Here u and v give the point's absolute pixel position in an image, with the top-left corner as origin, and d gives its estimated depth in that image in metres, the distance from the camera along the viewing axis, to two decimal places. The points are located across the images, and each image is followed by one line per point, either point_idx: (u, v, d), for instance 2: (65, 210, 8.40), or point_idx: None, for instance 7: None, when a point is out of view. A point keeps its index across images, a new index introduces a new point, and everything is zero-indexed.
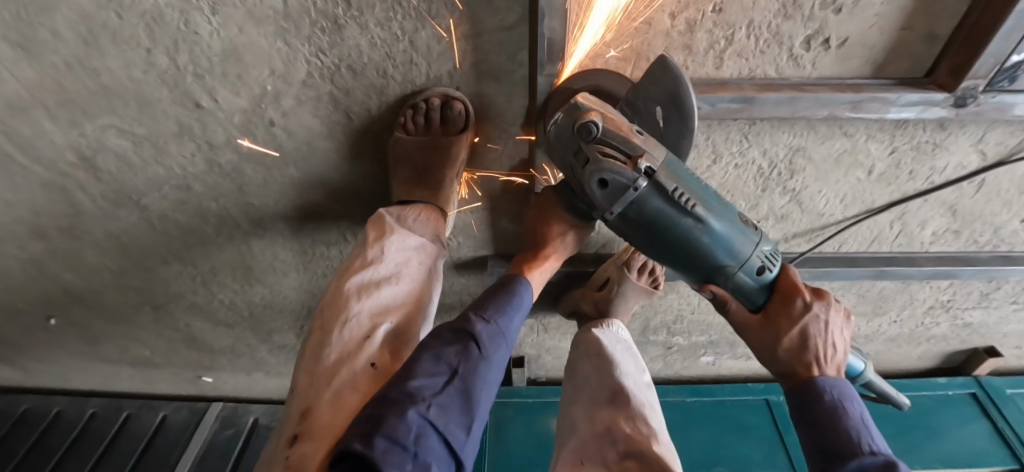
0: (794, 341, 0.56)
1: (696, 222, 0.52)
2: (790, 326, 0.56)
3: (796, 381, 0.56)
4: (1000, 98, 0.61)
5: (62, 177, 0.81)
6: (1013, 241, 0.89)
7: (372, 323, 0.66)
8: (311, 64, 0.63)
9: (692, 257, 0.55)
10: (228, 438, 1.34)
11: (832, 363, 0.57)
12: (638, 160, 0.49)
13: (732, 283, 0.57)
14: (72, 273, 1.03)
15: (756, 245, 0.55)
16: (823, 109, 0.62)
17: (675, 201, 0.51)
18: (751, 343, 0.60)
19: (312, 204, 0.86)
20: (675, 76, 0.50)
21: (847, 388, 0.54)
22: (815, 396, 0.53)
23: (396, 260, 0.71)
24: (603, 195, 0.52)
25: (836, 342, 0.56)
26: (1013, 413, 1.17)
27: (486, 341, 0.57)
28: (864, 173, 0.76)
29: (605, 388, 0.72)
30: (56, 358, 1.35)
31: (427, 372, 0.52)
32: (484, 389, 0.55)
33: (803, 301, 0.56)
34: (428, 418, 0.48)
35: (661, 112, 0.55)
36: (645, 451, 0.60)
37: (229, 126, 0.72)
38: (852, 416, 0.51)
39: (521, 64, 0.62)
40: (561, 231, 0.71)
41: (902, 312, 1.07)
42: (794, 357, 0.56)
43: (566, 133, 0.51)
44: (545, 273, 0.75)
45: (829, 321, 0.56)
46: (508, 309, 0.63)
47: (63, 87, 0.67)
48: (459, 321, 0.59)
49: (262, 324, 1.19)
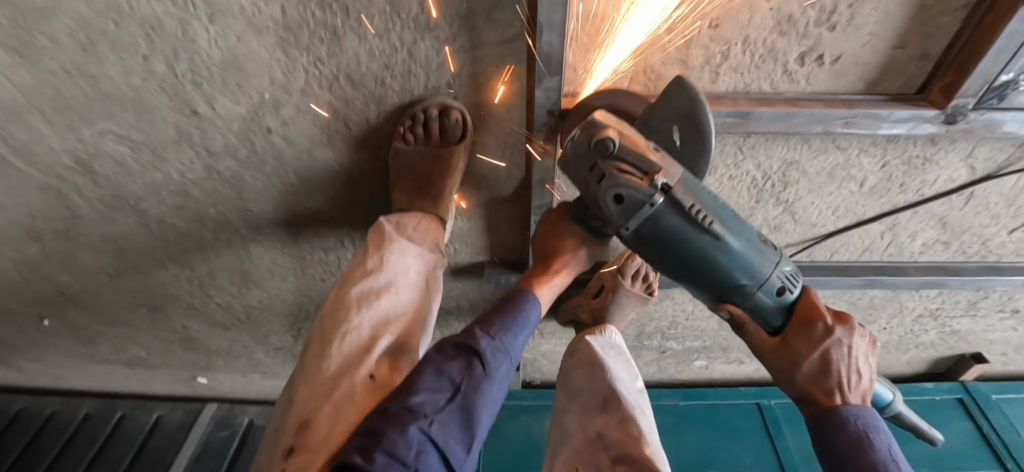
0: (815, 365, 0.55)
1: (713, 239, 0.53)
2: (810, 349, 0.55)
3: (816, 408, 0.55)
4: (989, 116, 0.62)
5: (59, 181, 0.81)
6: (1001, 252, 0.90)
7: (373, 335, 0.66)
8: (310, 73, 0.63)
9: (710, 275, 0.55)
10: (223, 438, 1.34)
11: (858, 390, 0.55)
12: (655, 176, 0.50)
13: (749, 302, 0.57)
14: (67, 276, 1.03)
15: (776, 265, 0.56)
16: (816, 125, 0.63)
17: (693, 218, 0.52)
18: (769, 367, 0.59)
19: (310, 210, 0.86)
20: (693, 97, 0.50)
21: (872, 418, 0.52)
22: (837, 425, 0.52)
23: (396, 268, 0.71)
24: (618, 211, 0.53)
25: (860, 368, 0.54)
26: (999, 419, 1.19)
27: (489, 358, 0.58)
28: (856, 186, 0.77)
29: (596, 395, 0.73)
30: (50, 358, 1.34)
31: (428, 387, 0.52)
32: (485, 407, 0.55)
33: (824, 325, 0.55)
34: (429, 435, 0.49)
35: (677, 131, 0.54)
36: (635, 455, 0.61)
37: (227, 133, 0.72)
38: (880, 449, 0.50)
39: (519, 76, 0.63)
40: (573, 246, 0.72)
41: (892, 320, 1.08)
42: (814, 383, 0.55)
43: (582, 149, 0.52)
44: (556, 287, 0.75)
45: (853, 346, 0.54)
46: (513, 326, 0.63)
47: (61, 94, 0.67)
48: (464, 335, 0.60)
49: (258, 327, 1.19)
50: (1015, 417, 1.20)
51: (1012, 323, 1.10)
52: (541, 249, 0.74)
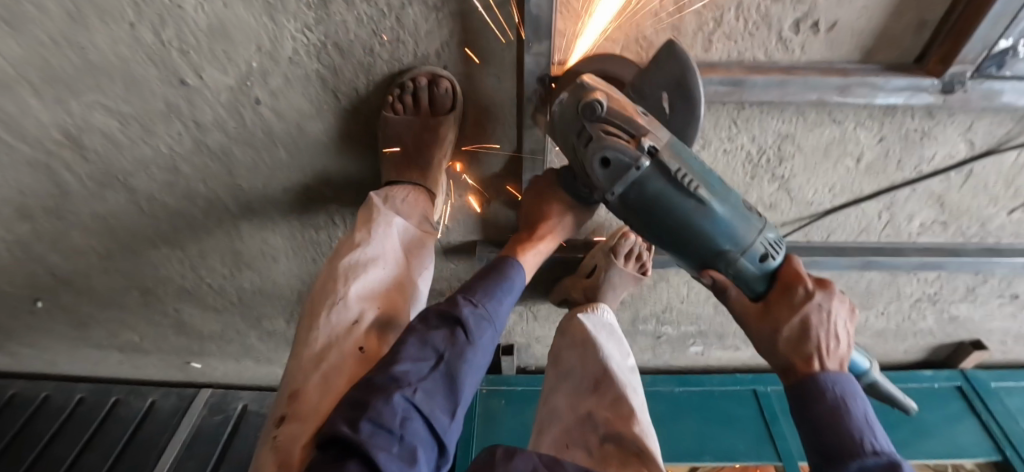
0: (794, 330, 0.52)
1: (699, 203, 0.52)
2: (791, 314, 0.52)
3: (795, 377, 0.52)
4: (988, 84, 0.60)
5: (47, 155, 0.80)
6: (1000, 233, 0.89)
7: (360, 308, 0.65)
8: (298, 40, 0.62)
9: (692, 240, 0.55)
10: (217, 424, 1.34)
11: (835, 356, 0.52)
12: (641, 139, 0.50)
13: (734, 268, 0.56)
14: (58, 256, 1.02)
15: (759, 231, 0.55)
16: (812, 93, 0.62)
17: (678, 182, 0.51)
18: (750, 336, 0.57)
19: (301, 188, 0.85)
20: (683, 63, 0.50)
21: (850, 385, 0.49)
22: (816, 394, 0.49)
23: (384, 243, 0.70)
24: (604, 174, 0.53)
25: (839, 333, 0.51)
26: (998, 407, 1.17)
27: (473, 326, 0.56)
28: (853, 162, 0.76)
29: (587, 376, 0.73)
30: (42, 342, 1.33)
31: (412, 357, 0.52)
32: (470, 375, 0.55)
33: (803, 290, 0.53)
34: (414, 402, 0.48)
35: (667, 99, 0.55)
36: (623, 434, 0.61)
37: (216, 105, 0.71)
38: (855, 414, 0.46)
39: (510, 43, 0.61)
40: (558, 212, 0.71)
41: (890, 305, 1.07)
42: (794, 349, 0.52)
43: (570, 111, 0.51)
44: (540, 255, 0.74)
45: (833, 310, 0.52)
46: (496, 291, 0.62)
47: (48, 64, 0.66)
48: (447, 303, 0.58)
49: (251, 310, 1.18)
50: (1015, 406, 1.18)
51: (1011, 309, 1.08)
52: (527, 218, 0.74)
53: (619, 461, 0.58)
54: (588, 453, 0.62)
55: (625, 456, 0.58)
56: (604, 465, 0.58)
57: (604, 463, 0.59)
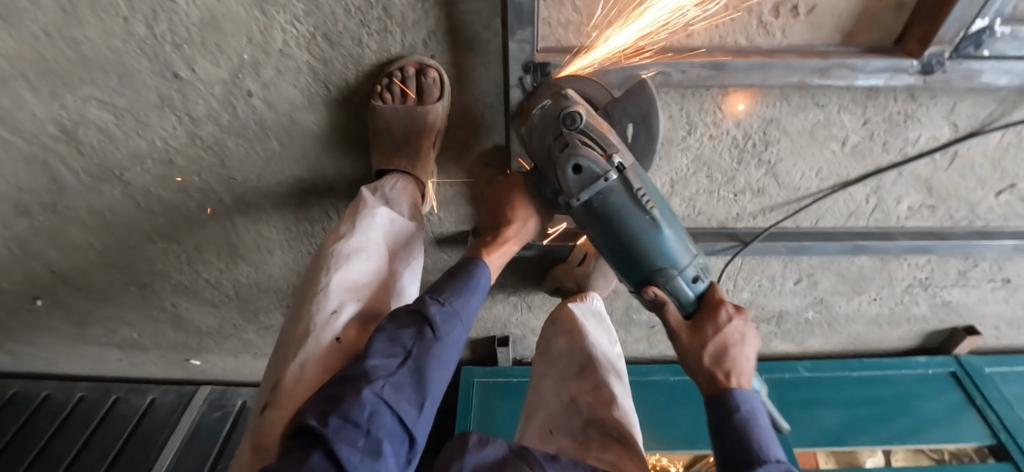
0: (715, 346, 0.56)
1: (652, 223, 0.56)
2: (713, 331, 0.57)
3: (714, 389, 0.54)
4: (967, 65, 0.61)
5: (44, 150, 0.81)
6: (988, 216, 0.90)
7: (340, 298, 0.65)
8: (288, 32, 0.63)
9: (638, 255, 0.58)
10: (216, 420, 1.35)
11: (745, 375, 0.56)
12: (613, 154, 0.53)
13: (671, 286, 0.60)
14: (57, 252, 1.03)
15: (694, 256, 0.61)
16: (792, 76, 0.63)
17: (637, 198, 0.55)
18: (678, 352, 0.59)
19: (294, 180, 0.86)
20: (647, 99, 0.58)
21: (754, 401, 0.52)
22: (730, 405, 0.51)
23: (366, 233, 0.70)
24: (574, 180, 0.54)
25: (749, 353, 0.57)
26: (993, 393, 1.17)
27: (440, 324, 0.56)
28: (838, 145, 0.77)
29: (572, 361, 0.74)
30: (43, 341, 1.35)
31: (381, 352, 0.52)
32: (437, 370, 0.55)
33: (726, 312, 0.59)
34: (382, 396, 0.48)
35: (632, 130, 0.60)
36: (606, 419, 0.61)
37: (209, 98, 0.72)
38: (759, 428, 0.49)
39: (495, 32, 0.62)
40: (524, 216, 0.70)
41: (882, 291, 1.07)
42: (714, 364, 0.55)
43: (550, 118, 0.55)
44: (505, 255, 0.71)
45: (745, 334, 0.58)
46: (466, 291, 0.61)
47: (43, 58, 0.67)
48: (415, 302, 0.58)
49: (248, 305, 1.19)
50: (1010, 393, 1.18)
51: (1003, 293, 1.09)
52: (492, 223, 0.71)
53: (599, 444, 0.59)
54: (572, 437, 0.62)
55: (605, 441, 0.59)
56: (585, 449, 0.59)
57: (586, 447, 0.59)
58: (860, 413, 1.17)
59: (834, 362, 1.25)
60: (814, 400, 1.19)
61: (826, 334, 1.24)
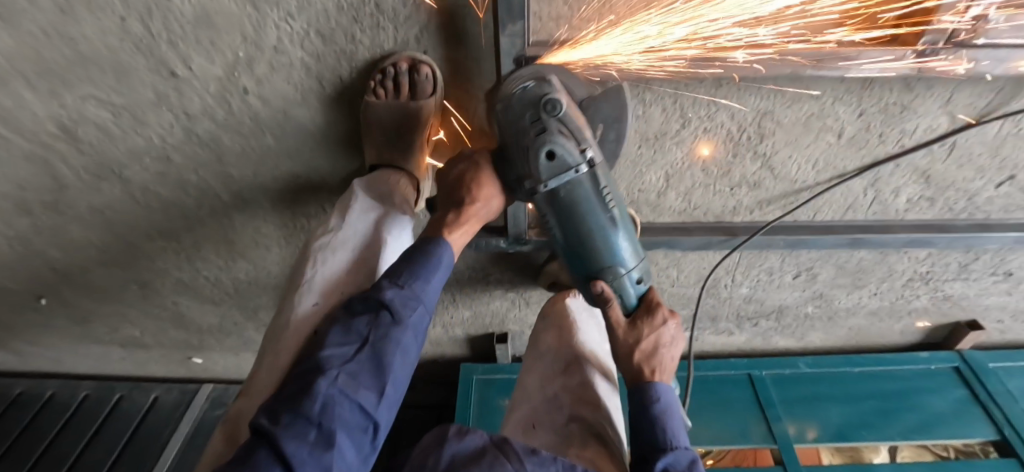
0: (648, 345, 0.62)
1: (611, 222, 0.58)
2: (650, 332, 0.62)
3: (638, 382, 0.60)
4: (963, 54, 0.60)
5: (44, 149, 0.82)
6: (989, 208, 0.89)
7: (321, 291, 0.67)
8: (282, 29, 0.64)
9: (591, 250, 0.60)
10: (217, 417, 1.36)
11: (665, 370, 0.62)
12: (586, 148, 0.53)
13: (618, 283, 0.62)
14: (59, 251, 1.05)
15: (641, 260, 0.64)
16: (786, 68, 0.62)
17: (602, 196, 0.56)
18: (613, 345, 0.64)
19: (289, 176, 0.87)
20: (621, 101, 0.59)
21: (670, 393, 0.58)
22: (648, 399, 0.57)
23: (351, 227, 0.71)
24: (545, 167, 0.52)
25: (672, 352, 0.63)
26: (997, 388, 1.16)
27: (398, 308, 0.54)
28: (834, 137, 0.76)
29: (559, 358, 0.73)
30: (48, 340, 1.36)
31: (336, 343, 0.52)
32: (398, 354, 0.53)
33: (663, 314, 0.63)
34: (337, 387, 0.48)
35: (602, 131, 0.62)
36: (588, 417, 0.62)
37: (204, 95, 0.73)
38: (671, 420, 0.55)
39: (486, 25, 0.62)
40: (489, 195, 0.63)
41: (882, 285, 1.07)
42: (644, 361, 0.61)
43: (531, 99, 0.52)
44: (465, 234, 0.66)
45: (674, 335, 0.64)
46: (424, 272, 0.58)
47: (41, 57, 0.68)
48: (373, 289, 0.56)
49: (248, 302, 1.20)
50: (1015, 387, 1.17)
51: (1006, 286, 1.08)
52: (450, 196, 0.64)
53: (579, 440, 0.58)
54: (554, 431, 0.61)
55: (587, 437, 0.58)
56: (566, 445, 0.58)
57: (567, 442, 0.58)
58: (862, 409, 1.16)
59: (834, 358, 1.25)
60: (815, 395, 1.18)
61: (826, 329, 1.24)
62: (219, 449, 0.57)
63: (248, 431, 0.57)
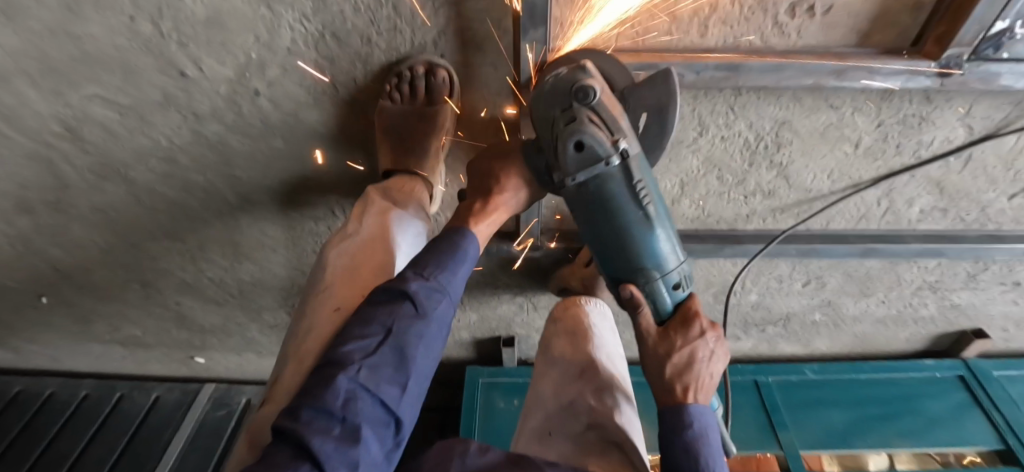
0: (683, 358, 0.56)
1: (644, 219, 0.55)
2: (683, 344, 0.57)
3: (670, 402, 0.55)
4: (985, 68, 0.60)
5: (48, 148, 0.81)
6: (1001, 219, 0.89)
7: (341, 293, 0.64)
8: (296, 30, 0.62)
9: (620, 251, 0.57)
10: (220, 418, 1.35)
11: (704, 391, 0.56)
12: (618, 139, 0.50)
13: (650, 288, 0.59)
14: (60, 250, 1.03)
15: (680, 263, 0.60)
16: (806, 78, 0.62)
17: (635, 191, 0.53)
18: (643, 355, 0.60)
19: (298, 179, 0.85)
20: (669, 89, 0.53)
21: (707, 417, 0.54)
22: (682, 424, 0.52)
23: (369, 230, 0.69)
24: (573, 158, 0.52)
25: (712, 371, 0.57)
26: (1000, 395, 1.17)
27: (422, 300, 0.52)
28: (851, 147, 0.76)
29: (574, 364, 0.72)
30: (47, 338, 1.35)
31: (357, 335, 0.49)
32: (420, 347, 0.50)
33: (700, 326, 0.58)
34: (359, 382, 0.45)
35: (645, 119, 0.57)
36: (605, 423, 0.61)
37: (214, 96, 0.71)
38: (706, 449, 0.51)
39: (506, 30, 0.61)
40: (515, 187, 0.63)
41: (890, 293, 1.07)
42: (675, 376, 0.55)
43: (563, 86, 0.50)
44: (493, 223, 0.66)
45: (715, 351, 0.58)
46: (450, 263, 0.56)
47: (46, 56, 0.66)
48: (395, 279, 0.53)
49: (252, 303, 1.19)
50: (1017, 394, 1.18)
51: (1013, 295, 1.08)
52: (479, 186, 0.64)
53: (597, 449, 0.59)
54: (571, 440, 0.63)
55: (604, 446, 0.60)
56: (584, 455, 0.59)
57: (583, 451, 0.60)
58: (868, 414, 1.17)
59: (840, 364, 1.25)
60: (820, 401, 1.19)
61: (832, 335, 1.24)
62: (244, 456, 0.54)
63: (269, 436, 0.54)
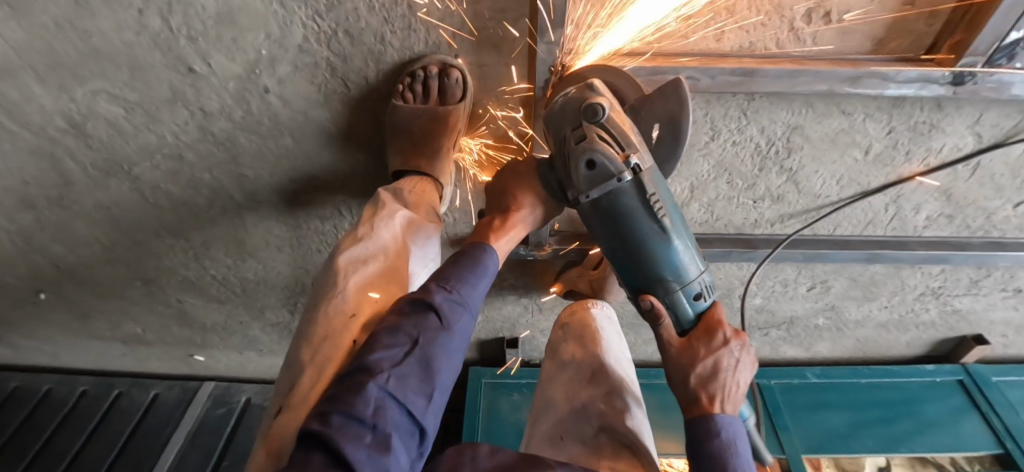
0: (708, 368, 0.56)
1: (661, 232, 0.54)
2: (707, 354, 0.56)
3: (695, 412, 0.54)
4: (997, 77, 0.60)
5: (51, 143, 0.79)
6: (1005, 227, 0.90)
7: (357, 299, 0.64)
8: (308, 27, 0.61)
9: (638, 265, 0.57)
10: (220, 416, 1.34)
11: (732, 401, 0.55)
12: (629, 155, 0.51)
13: (671, 299, 0.59)
14: (61, 247, 1.02)
15: (699, 272, 0.60)
16: (821, 84, 0.62)
17: (649, 205, 0.53)
18: (667, 366, 0.60)
19: (305, 177, 0.85)
20: (681, 101, 0.54)
21: (737, 427, 0.53)
22: (710, 432, 0.51)
23: (383, 235, 0.68)
24: (585, 177, 0.52)
25: (739, 381, 0.56)
26: (999, 400, 1.18)
27: (446, 312, 0.52)
28: (861, 153, 0.76)
29: (584, 367, 0.72)
30: (45, 335, 1.33)
31: (384, 343, 0.48)
32: (445, 359, 0.50)
33: (723, 336, 0.58)
34: (388, 390, 0.45)
35: (658, 129, 0.57)
36: (617, 426, 0.60)
37: (223, 93, 0.70)
38: (737, 455, 0.50)
39: (521, 31, 0.60)
40: (533, 204, 0.64)
41: (893, 298, 1.07)
42: (700, 387, 0.55)
43: (572, 106, 0.51)
44: (510, 242, 0.66)
45: (741, 360, 0.57)
46: (471, 276, 0.57)
47: (53, 50, 0.65)
48: (420, 291, 0.54)
49: (255, 302, 1.18)
50: (1016, 399, 1.19)
51: (1014, 302, 1.09)
52: (499, 203, 0.66)
53: (611, 451, 0.58)
54: (583, 443, 0.62)
55: (616, 448, 0.59)
56: (597, 456, 0.58)
57: (597, 454, 0.59)
58: (868, 418, 1.17)
59: (841, 368, 1.26)
60: (822, 404, 1.19)
61: (834, 339, 1.25)
62: (263, 464, 0.52)
63: (290, 446, 0.53)
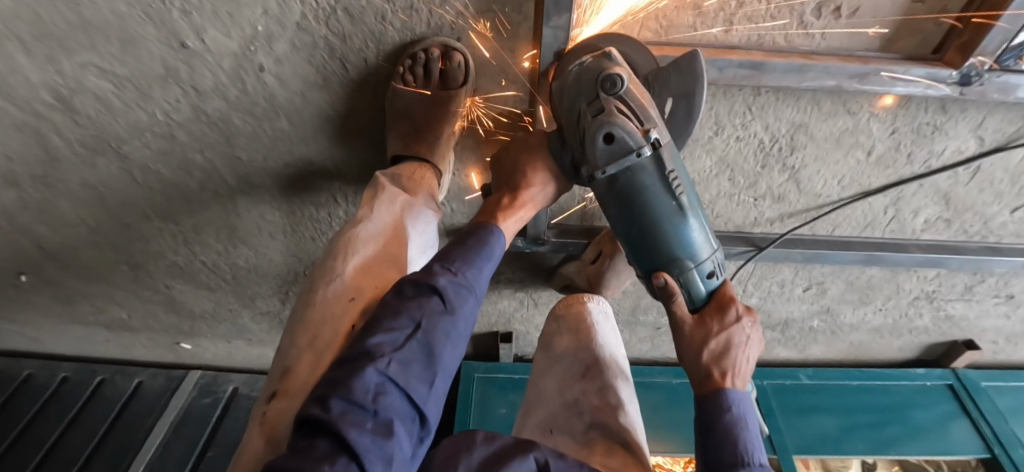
0: (720, 346, 0.56)
1: (678, 208, 0.54)
2: (720, 330, 0.57)
3: (708, 388, 0.54)
4: (1004, 78, 0.59)
5: (37, 118, 0.76)
6: (1001, 232, 0.90)
7: (355, 284, 0.62)
8: (307, 4, 0.59)
9: (654, 243, 0.57)
10: (206, 405, 1.31)
11: (741, 376, 0.56)
12: (648, 129, 0.50)
13: (684, 278, 0.59)
14: (45, 227, 0.99)
15: (712, 250, 0.60)
16: (829, 80, 0.61)
17: (667, 180, 0.52)
18: (680, 344, 0.59)
19: (301, 162, 0.83)
20: (696, 76, 0.53)
21: (747, 401, 0.53)
22: (721, 407, 0.51)
23: (382, 220, 0.67)
24: (603, 151, 0.51)
25: (750, 356, 0.56)
26: (988, 405, 1.19)
27: (451, 296, 0.51)
28: (863, 154, 0.76)
29: (578, 361, 0.71)
30: (25, 318, 1.29)
31: (385, 327, 0.47)
32: (448, 345, 0.49)
33: (735, 312, 0.58)
34: (388, 375, 0.43)
35: (671, 104, 0.57)
36: (610, 424, 0.59)
37: (217, 71, 0.68)
38: (748, 430, 0.50)
39: (526, 15, 0.59)
40: (543, 182, 0.63)
41: (887, 302, 1.08)
42: (712, 363, 0.55)
43: (589, 77, 0.50)
44: (518, 220, 0.65)
45: (751, 336, 0.58)
46: (477, 260, 0.56)
47: (38, 20, 0.62)
48: (423, 273, 0.52)
49: (245, 289, 1.16)
50: (1004, 406, 1.20)
51: (1005, 309, 1.10)
52: (506, 180, 0.64)
53: (602, 446, 0.57)
54: (572, 437, 0.60)
55: (608, 444, 0.57)
56: (588, 451, 0.57)
57: (588, 449, 0.57)
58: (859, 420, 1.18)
59: (834, 370, 1.26)
60: (814, 406, 1.20)
61: (827, 342, 1.25)
62: (259, 450, 0.51)
63: (288, 434, 0.52)
